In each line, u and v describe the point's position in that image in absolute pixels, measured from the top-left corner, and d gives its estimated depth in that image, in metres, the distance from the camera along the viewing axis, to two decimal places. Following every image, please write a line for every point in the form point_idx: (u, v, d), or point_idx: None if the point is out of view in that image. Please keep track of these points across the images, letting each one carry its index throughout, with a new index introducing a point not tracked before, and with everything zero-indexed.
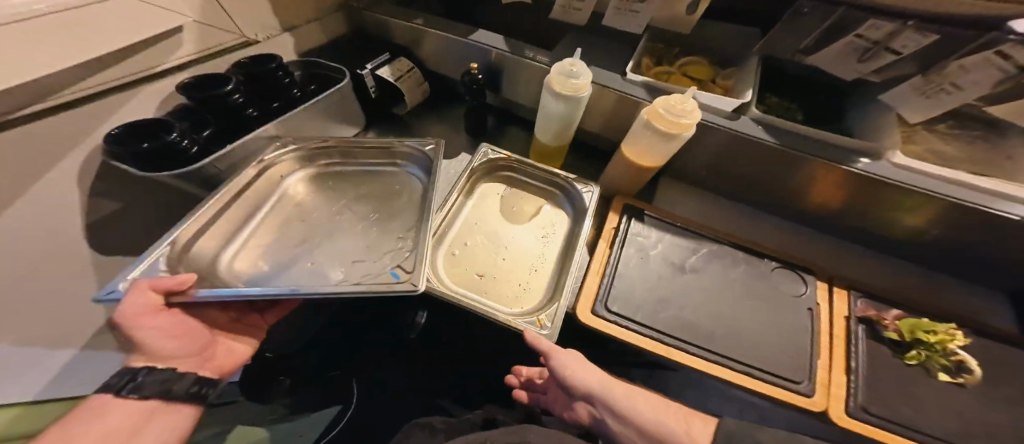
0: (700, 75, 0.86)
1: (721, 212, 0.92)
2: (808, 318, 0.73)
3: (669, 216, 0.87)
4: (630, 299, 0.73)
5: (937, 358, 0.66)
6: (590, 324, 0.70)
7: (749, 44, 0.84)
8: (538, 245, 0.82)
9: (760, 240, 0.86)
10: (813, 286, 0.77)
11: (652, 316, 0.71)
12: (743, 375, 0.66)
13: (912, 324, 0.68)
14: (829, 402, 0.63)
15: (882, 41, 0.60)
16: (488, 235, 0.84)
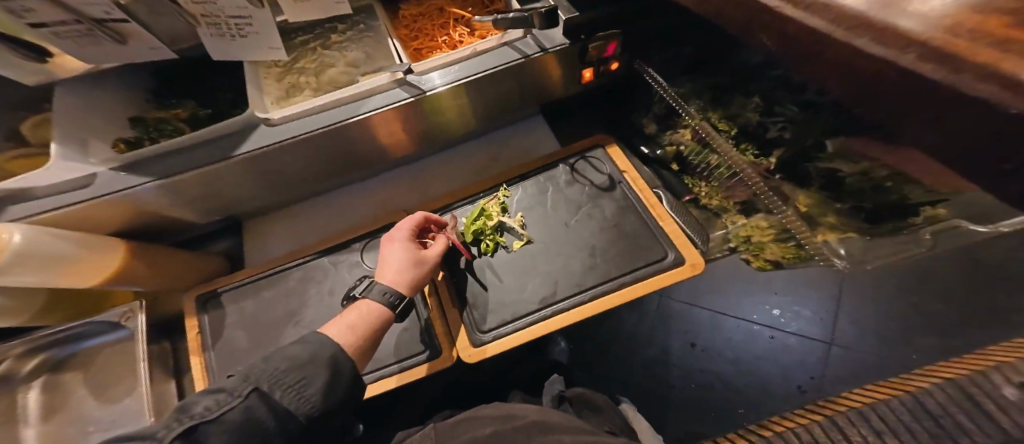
0: (369, 50, 0.58)
1: (509, 150, 0.71)
2: (628, 195, 0.57)
3: (448, 196, 0.67)
4: (485, 299, 0.58)
5: (762, 229, 0.49)
6: (479, 358, 0.55)
7: (330, 23, 0.59)
8: (324, 296, 0.59)
9: (548, 150, 0.68)
10: (607, 159, 0.60)
11: (520, 300, 0.56)
12: (611, 296, 0.53)
13: (695, 163, 0.53)
14: (694, 255, 0.52)
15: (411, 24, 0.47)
16: (255, 333, 0.57)
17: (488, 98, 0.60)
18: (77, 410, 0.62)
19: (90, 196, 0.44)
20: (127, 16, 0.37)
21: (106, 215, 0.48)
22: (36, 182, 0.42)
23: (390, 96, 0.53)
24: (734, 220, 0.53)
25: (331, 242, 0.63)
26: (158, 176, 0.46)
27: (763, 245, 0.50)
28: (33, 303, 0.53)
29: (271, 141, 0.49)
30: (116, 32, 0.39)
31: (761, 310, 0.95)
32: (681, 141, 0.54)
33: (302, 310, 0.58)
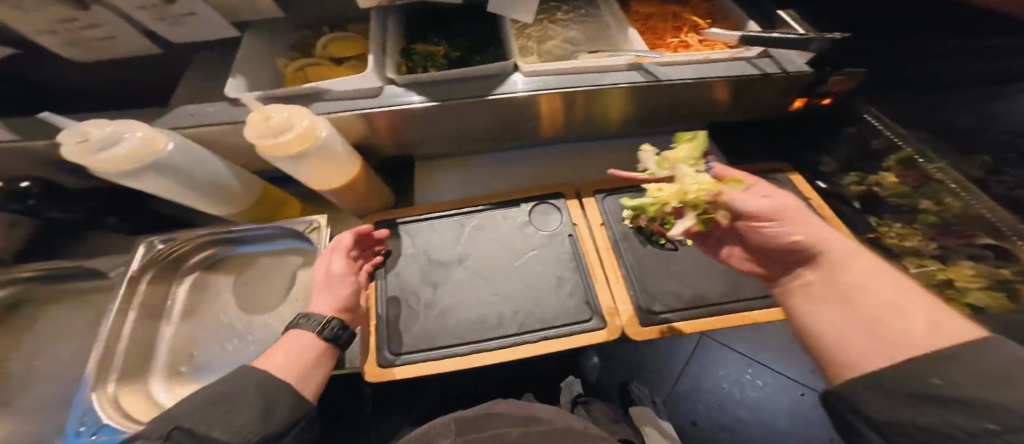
0: (585, 30, 0.63)
1: (661, 152, 0.75)
2: (810, 219, 0.61)
3: (615, 181, 0.69)
4: (653, 279, 0.59)
5: (970, 276, 0.52)
6: (648, 338, 0.55)
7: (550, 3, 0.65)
8: (500, 250, 0.63)
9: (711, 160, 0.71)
10: (785, 182, 0.65)
11: (688, 288, 0.57)
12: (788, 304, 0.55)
13: (909, 206, 0.59)
14: None
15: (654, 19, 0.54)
16: (430, 271, 0.61)
17: (687, 101, 0.64)
18: (217, 316, 0.60)
19: (373, 106, 0.53)
20: None
21: (360, 123, 0.55)
22: (339, 86, 0.51)
23: (626, 77, 0.54)
24: (920, 263, 0.55)
25: (508, 198, 0.69)
26: (431, 99, 0.55)
27: (966, 290, 0.51)
28: (245, 198, 0.55)
29: (519, 91, 0.55)
30: None
31: (782, 362, 0.94)
32: (880, 183, 0.61)
33: (505, 256, 0.63)
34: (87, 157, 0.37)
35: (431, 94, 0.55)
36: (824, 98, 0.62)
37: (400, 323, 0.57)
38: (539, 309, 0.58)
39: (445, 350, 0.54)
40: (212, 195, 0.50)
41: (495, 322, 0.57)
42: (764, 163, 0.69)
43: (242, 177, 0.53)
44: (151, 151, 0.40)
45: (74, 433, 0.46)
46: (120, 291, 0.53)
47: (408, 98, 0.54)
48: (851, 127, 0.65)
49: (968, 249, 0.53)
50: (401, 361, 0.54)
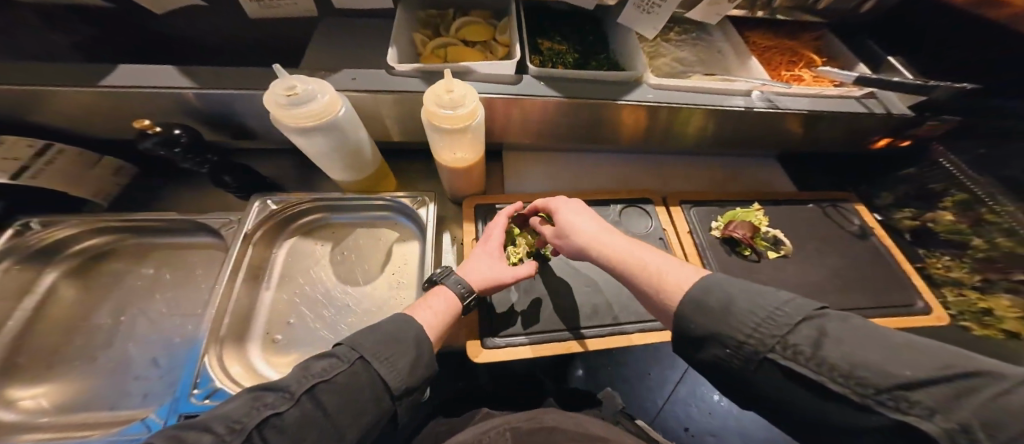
0: (698, 54, 0.69)
1: (736, 173, 0.81)
2: (876, 247, 0.68)
3: (699, 194, 0.74)
4: None
5: (1006, 306, 0.61)
6: None
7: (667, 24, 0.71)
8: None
9: (782, 185, 0.78)
10: (852, 212, 0.71)
11: None
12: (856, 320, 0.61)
13: (963, 240, 0.65)
14: (937, 310, 0.62)
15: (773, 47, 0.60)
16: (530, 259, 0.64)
17: (777, 131, 0.70)
18: (313, 285, 0.56)
19: (515, 92, 0.56)
20: None
21: (494, 108, 0.59)
22: (488, 70, 0.54)
23: (747, 101, 0.61)
24: (964, 293, 0.64)
25: (593, 197, 0.72)
26: (565, 95, 0.58)
27: (1005, 319, 0.61)
28: (371, 168, 0.56)
29: (645, 99, 0.60)
30: None
31: None
32: (935, 221, 0.68)
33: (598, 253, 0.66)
34: (282, 109, 0.39)
35: (563, 90, 0.58)
36: (906, 138, 0.70)
37: (501, 306, 0.59)
38: (635, 305, 0.60)
39: (548, 335, 0.57)
40: (350, 163, 0.51)
41: (593, 313, 0.59)
42: (825, 191, 0.76)
43: (375, 151, 0.54)
44: (332, 111, 0.42)
45: (188, 396, 0.42)
46: (234, 248, 0.51)
47: (545, 91, 0.57)
48: (912, 168, 0.72)
49: (1007, 283, 0.61)
50: (500, 343, 0.55)
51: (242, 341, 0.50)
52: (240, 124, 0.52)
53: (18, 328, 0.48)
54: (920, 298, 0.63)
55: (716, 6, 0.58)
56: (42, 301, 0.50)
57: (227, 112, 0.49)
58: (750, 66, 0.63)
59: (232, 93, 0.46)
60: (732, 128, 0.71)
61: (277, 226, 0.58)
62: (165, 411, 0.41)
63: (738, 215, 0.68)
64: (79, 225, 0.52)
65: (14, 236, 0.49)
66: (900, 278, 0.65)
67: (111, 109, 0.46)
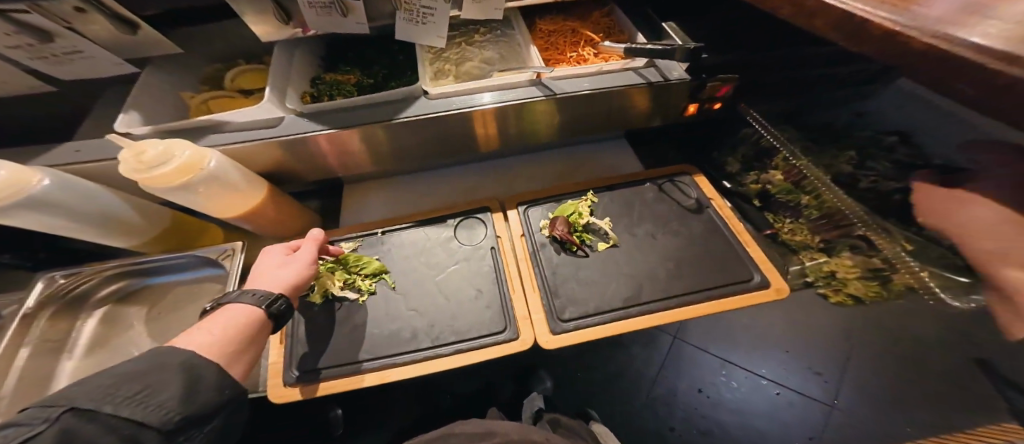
0: (496, 53, 0.69)
1: (585, 161, 0.80)
2: (715, 218, 0.65)
3: (538, 192, 0.73)
4: (566, 288, 0.61)
5: (847, 265, 0.62)
6: (559, 345, 0.57)
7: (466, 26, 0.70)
8: (421, 264, 0.65)
9: (630, 167, 0.76)
10: (693, 185, 0.69)
11: (599, 294, 0.60)
12: (687, 305, 0.57)
13: (793, 200, 0.65)
14: (775, 278, 0.58)
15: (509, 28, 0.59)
16: (346, 288, 0.61)
17: (594, 114, 0.68)
18: (119, 348, 0.57)
19: (273, 135, 0.53)
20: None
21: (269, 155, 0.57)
22: (236, 117, 0.52)
23: (527, 92, 0.61)
24: (815, 257, 0.65)
25: (429, 215, 0.70)
26: (335, 126, 0.56)
27: (848, 281, 0.63)
28: (147, 227, 0.56)
29: (424, 112, 0.59)
30: (346, 8, 0.53)
31: (782, 368, 0.97)
32: (771, 181, 0.67)
33: (426, 273, 0.64)
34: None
35: (330, 120, 0.56)
36: (716, 102, 0.67)
37: (313, 343, 0.57)
38: (454, 324, 0.59)
39: (354, 367, 0.55)
40: (106, 226, 0.51)
41: (414, 336, 0.58)
42: (669, 167, 0.74)
43: (141, 208, 0.54)
44: (23, 185, 0.41)
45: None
46: (10, 327, 0.52)
47: (308, 126, 0.55)
48: (744, 127, 0.70)
49: (841, 241, 0.60)
50: (300, 378, 0.54)
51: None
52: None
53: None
54: (757, 268, 0.60)
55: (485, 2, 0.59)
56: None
57: None
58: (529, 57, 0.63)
59: None
60: (551, 123, 0.70)
61: (82, 296, 0.59)
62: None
63: (567, 211, 0.66)
64: None
65: None
66: (738, 251, 0.62)
67: None
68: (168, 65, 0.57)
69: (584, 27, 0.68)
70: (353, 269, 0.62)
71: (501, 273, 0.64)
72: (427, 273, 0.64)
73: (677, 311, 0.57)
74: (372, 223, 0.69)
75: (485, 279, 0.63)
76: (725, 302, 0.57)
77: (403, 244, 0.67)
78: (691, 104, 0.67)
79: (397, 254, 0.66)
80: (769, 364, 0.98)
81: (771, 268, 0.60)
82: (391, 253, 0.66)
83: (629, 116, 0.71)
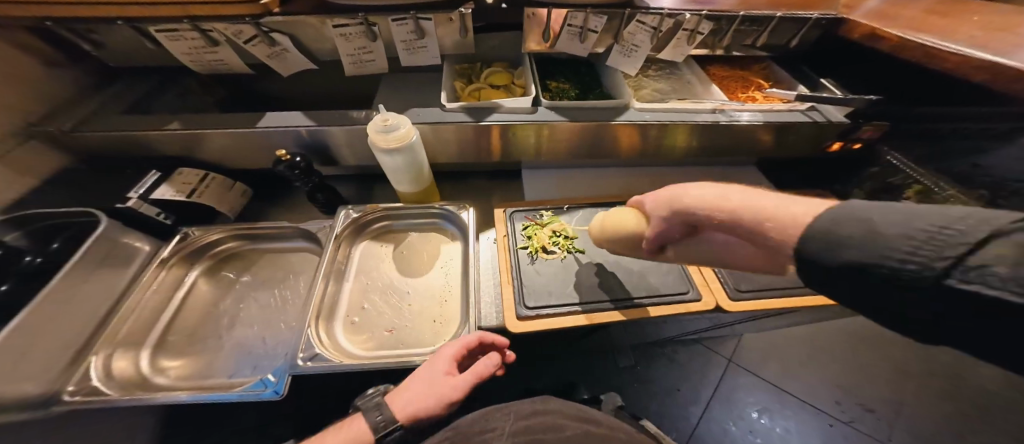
0: (669, 82, 0.90)
1: (721, 178, 0.97)
2: None
3: None
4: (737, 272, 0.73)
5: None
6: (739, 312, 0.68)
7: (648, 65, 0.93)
8: None
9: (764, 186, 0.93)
10: None
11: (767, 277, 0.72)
12: None
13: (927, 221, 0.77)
14: None
15: (693, 30, 0.75)
16: (555, 250, 0.74)
17: (749, 142, 0.86)
18: (382, 277, 0.68)
19: (533, 119, 0.75)
20: (598, 28, 0.74)
21: (521, 132, 0.77)
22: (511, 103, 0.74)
23: (713, 117, 0.80)
24: None
25: (603, 201, 0.86)
26: (570, 118, 0.77)
27: None
28: (424, 179, 0.71)
29: (634, 120, 0.78)
30: (585, 37, 0.77)
31: (835, 401, 1.34)
32: None
33: None
34: (379, 132, 0.57)
35: (567, 115, 0.77)
36: (857, 143, 0.86)
37: (531, 284, 0.69)
38: (646, 288, 0.70)
39: (574, 308, 0.66)
40: (413, 176, 0.68)
41: (613, 291, 0.69)
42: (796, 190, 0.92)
43: (430, 167, 0.72)
44: (410, 138, 0.59)
45: (295, 362, 0.52)
46: (325, 249, 0.65)
47: (556, 116, 0.76)
48: (877, 166, 0.85)
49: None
50: (531, 314, 0.64)
51: (330, 319, 0.61)
52: (334, 155, 0.71)
53: (152, 312, 0.62)
54: None
55: (677, 49, 0.80)
56: (185, 293, 0.66)
57: (330, 144, 0.68)
58: (713, 90, 0.84)
59: (333, 130, 0.65)
60: (711, 146, 0.88)
61: (351, 233, 0.71)
62: (279, 372, 0.52)
63: None
64: (220, 231, 0.69)
65: (182, 240, 0.67)
66: None
67: (258, 147, 0.66)
68: (451, 73, 0.81)
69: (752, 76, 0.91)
70: (558, 231, 0.77)
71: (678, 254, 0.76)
72: None
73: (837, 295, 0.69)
74: (566, 203, 0.86)
75: None
76: None
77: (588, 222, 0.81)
78: (835, 141, 0.86)
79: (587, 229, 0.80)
80: (824, 400, 1.34)
81: None
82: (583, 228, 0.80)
83: (774, 149, 0.89)
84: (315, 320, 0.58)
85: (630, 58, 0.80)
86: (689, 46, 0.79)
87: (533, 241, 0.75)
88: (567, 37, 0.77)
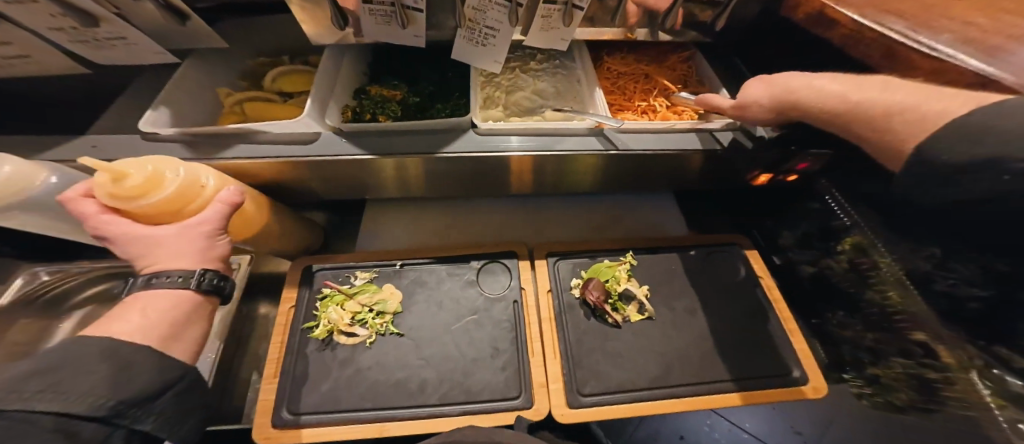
0: (548, 83, 0.64)
1: (622, 210, 0.76)
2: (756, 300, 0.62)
3: (569, 243, 0.68)
4: (591, 363, 0.56)
5: None
6: (575, 421, 0.53)
7: (528, 54, 0.66)
8: (437, 306, 0.60)
9: (671, 225, 0.72)
10: (744, 260, 0.66)
11: (625, 370, 0.56)
12: (717, 395, 0.54)
13: (856, 293, 0.59)
14: (814, 377, 0.56)
15: (568, 2, 0.47)
16: (357, 326, 0.56)
17: (646, 173, 0.63)
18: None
19: (306, 154, 0.49)
20: (424, 7, 0.47)
21: (301, 172, 0.52)
22: (275, 129, 0.48)
23: (586, 141, 0.54)
24: None
25: (452, 252, 0.66)
26: (373, 151, 0.51)
27: None
28: None
29: (470, 148, 0.53)
30: (406, 19, 0.49)
31: None
32: (832, 267, 0.63)
33: (443, 319, 0.60)
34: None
35: (363, 142, 0.51)
36: (793, 175, 0.62)
37: (309, 374, 0.52)
38: (462, 385, 0.55)
39: (357, 417, 0.50)
40: None
41: (419, 387, 0.54)
42: (711, 233, 0.71)
43: None
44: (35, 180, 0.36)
45: None
46: None
47: (343, 147, 0.50)
48: (815, 203, 0.64)
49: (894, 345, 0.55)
50: (293, 423, 0.48)
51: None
52: None
53: None
54: (795, 364, 0.57)
55: (552, 31, 0.53)
56: None
57: None
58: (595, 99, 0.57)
59: None
60: (598, 178, 0.65)
61: None
62: None
63: (601, 271, 0.61)
64: None
65: None
66: (776, 344, 0.59)
67: None
68: (212, 66, 0.54)
69: (658, 74, 0.64)
70: (367, 301, 0.58)
71: (520, 333, 0.59)
72: (443, 319, 0.60)
73: (707, 403, 0.53)
74: (403, 251, 0.66)
75: (506, 332, 0.59)
76: (759, 397, 0.54)
77: (420, 281, 0.62)
78: (761, 173, 0.62)
79: (416, 292, 0.61)
80: None
81: (806, 365, 0.57)
82: (414, 290, 0.61)
83: (683, 181, 0.66)
84: None
85: (492, 45, 0.53)
86: (569, 27, 0.52)
87: (324, 321, 0.55)
88: (375, 18, 0.49)
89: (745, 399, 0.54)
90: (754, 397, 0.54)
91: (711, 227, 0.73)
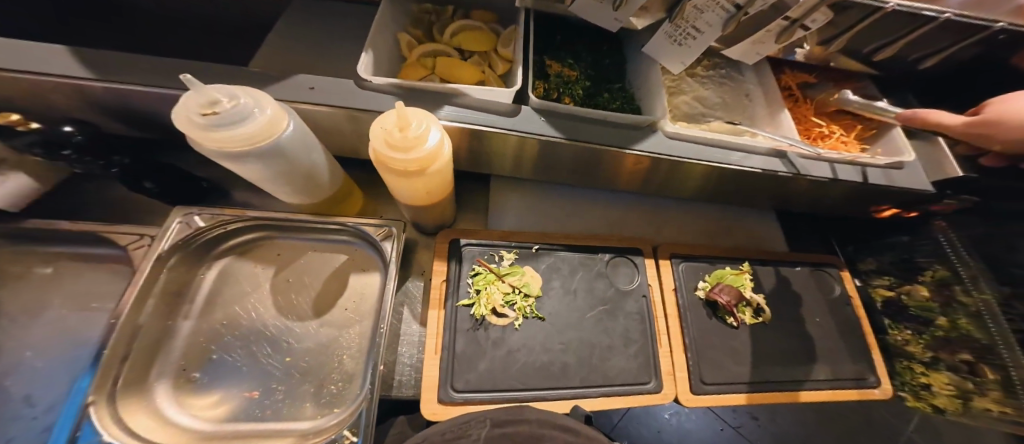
0: (712, 90, 0.66)
1: (730, 216, 0.79)
2: (842, 315, 0.69)
3: (691, 246, 0.71)
4: (706, 358, 0.61)
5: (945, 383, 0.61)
6: (697, 407, 0.58)
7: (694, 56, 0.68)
8: (571, 293, 0.62)
9: (772, 238, 0.78)
10: (840, 281, 0.73)
11: (739, 366, 0.61)
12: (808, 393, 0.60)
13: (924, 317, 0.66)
14: (885, 384, 0.64)
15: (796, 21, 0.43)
16: (506, 305, 0.58)
17: (779, 193, 0.66)
18: (241, 314, 0.53)
19: (509, 128, 0.48)
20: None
21: (481, 139, 0.51)
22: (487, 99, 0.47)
23: (768, 162, 0.57)
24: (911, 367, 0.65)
25: (584, 242, 0.67)
26: (565, 134, 0.50)
27: (934, 393, 0.62)
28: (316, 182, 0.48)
29: (661, 150, 0.53)
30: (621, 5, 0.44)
31: None
32: (910, 293, 0.68)
33: (575, 305, 0.62)
34: (203, 132, 0.31)
35: (562, 124, 0.51)
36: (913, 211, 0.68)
37: (462, 345, 0.54)
38: (598, 368, 0.57)
39: (509, 390, 0.52)
40: (292, 183, 0.45)
41: (563, 368, 0.56)
42: (806, 250, 0.78)
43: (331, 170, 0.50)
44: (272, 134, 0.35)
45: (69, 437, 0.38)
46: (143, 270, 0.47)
47: (543, 127, 0.50)
48: (906, 235, 0.70)
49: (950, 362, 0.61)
50: (459, 400, 0.49)
51: (147, 376, 0.47)
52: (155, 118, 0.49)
53: None
54: (872, 372, 0.65)
55: (758, 46, 0.50)
56: None
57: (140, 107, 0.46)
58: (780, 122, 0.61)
59: (129, 89, 0.42)
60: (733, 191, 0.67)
61: (195, 248, 0.53)
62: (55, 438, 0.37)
63: (728, 278, 0.66)
64: None
65: None
66: (857, 354, 0.66)
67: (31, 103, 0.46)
68: (399, 19, 0.53)
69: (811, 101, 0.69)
70: (514, 282, 0.59)
71: (645, 325, 0.62)
72: (574, 304, 0.62)
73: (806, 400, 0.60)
74: (538, 234, 0.67)
75: (629, 322, 0.62)
76: (841, 396, 0.62)
77: (555, 267, 0.64)
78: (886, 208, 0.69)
79: (551, 277, 0.63)
80: None
81: (880, 374, 0.65)
82: (549, 275, 0.63)
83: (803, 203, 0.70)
84: (128, 376, 0.45)
85: (692, 48, 0.49)
86: (777, 44, 0.49)
87: (480, 300, 0.57)
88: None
89: (830, 396, 0.62)
90: (836, 395, 0.62)
91: (804, 245, 0.80)
